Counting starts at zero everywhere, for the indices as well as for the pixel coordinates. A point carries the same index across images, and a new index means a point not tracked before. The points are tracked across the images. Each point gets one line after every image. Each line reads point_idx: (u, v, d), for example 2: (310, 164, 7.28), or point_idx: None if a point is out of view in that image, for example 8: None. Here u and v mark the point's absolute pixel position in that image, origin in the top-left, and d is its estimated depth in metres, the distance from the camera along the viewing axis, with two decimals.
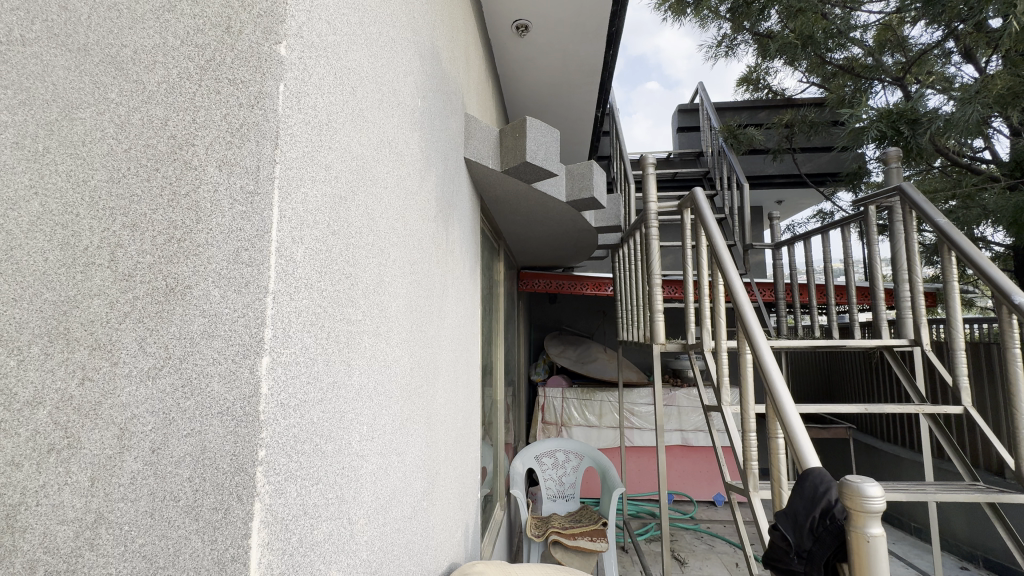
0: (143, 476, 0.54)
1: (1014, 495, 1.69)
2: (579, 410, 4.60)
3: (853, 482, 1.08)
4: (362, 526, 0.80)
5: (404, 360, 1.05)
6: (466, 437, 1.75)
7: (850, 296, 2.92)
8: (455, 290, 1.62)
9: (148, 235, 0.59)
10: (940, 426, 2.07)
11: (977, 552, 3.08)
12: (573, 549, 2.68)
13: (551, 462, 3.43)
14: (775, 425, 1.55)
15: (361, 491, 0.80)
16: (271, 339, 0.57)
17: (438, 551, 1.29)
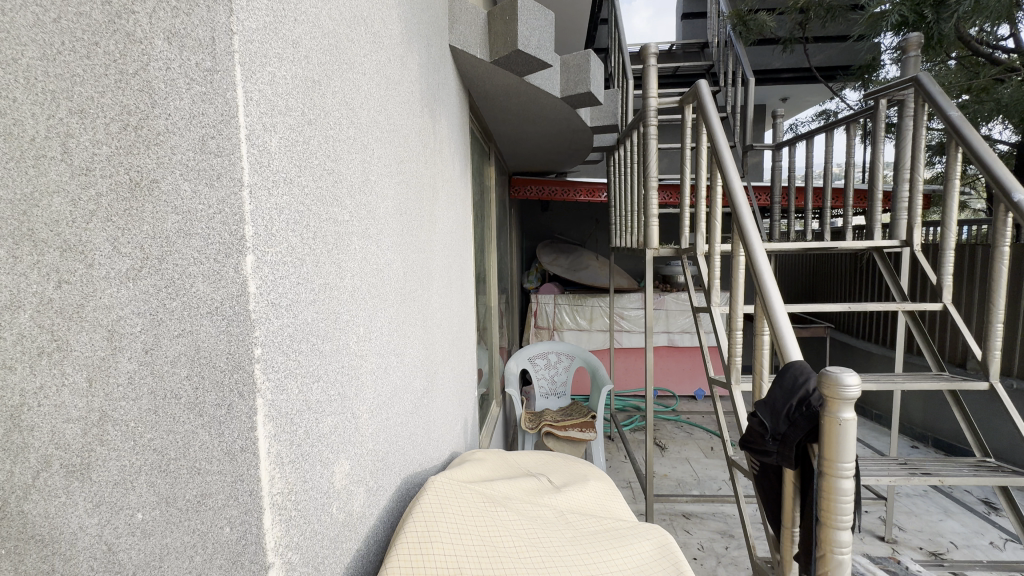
0: (140, 375, 0.54)
1: (976, 382, 1.81)
2: (570, 315, 4.74)
3: (832, 373, 1.13)
4: (367, 419, 0.84)
5: (397, 265, 1.03)
6: (462, 339, 1.80)
7: (846, 199, 2.88)
8: (446, 193, 1.55)
9: (100, 122, 0.53)
10: (917, 321, 2.15)
11: (929, 433, 3.41)
12: (564, 438, 2.90)
13: (545, 364, 3.60)
14: (761, 323, 1.60)
15: (362, 388, 0.82)
16: (253, 236, 0.54)
17: (440, 441, 1.38)
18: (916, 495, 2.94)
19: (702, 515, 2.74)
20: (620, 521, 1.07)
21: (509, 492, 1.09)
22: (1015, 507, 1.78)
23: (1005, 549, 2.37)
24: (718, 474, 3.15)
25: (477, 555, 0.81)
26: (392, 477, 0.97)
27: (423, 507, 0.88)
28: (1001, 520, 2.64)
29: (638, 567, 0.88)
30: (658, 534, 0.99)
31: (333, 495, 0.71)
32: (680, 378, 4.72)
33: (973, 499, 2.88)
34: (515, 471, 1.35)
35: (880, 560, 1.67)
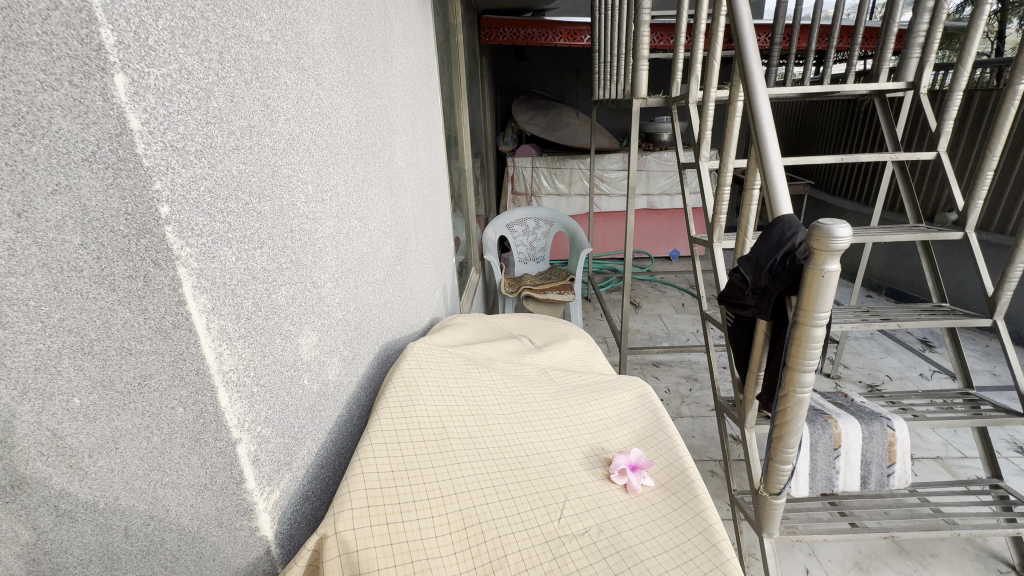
0: (22, 245, 0.42)
1: (951, 234, 1.82)
2: (549, 179, 4.55)
3: (824, 225, 1.07)
4: (331, 289, 0.76)
5: (347, 111, 0.86)
6: (435, 204, 1.67)
7: (855, 37, 2.58)
8: (401, 25, 1.28)
9: None
10: (905, 174, 2.09)
11: (885, 284, 3.63)
12: (543, 301, 3.00)
13: (523, 231, 3.54)
14: (754, 176, 1.50)
15: (321, 255, 0.73)
16: (118, 48, 0.38)
17: (419, 309, 1.35)
18: (863, 338, 3.21)
19: (670, 363, 2.97)
20: (600, 375, 1.10)
21: (493, 354, 1.09)
22: (957, 346, 1.91)
23: (933, 379, 2.66)
24: (687, 327, 3.35)
25: (461, 415, 0.81)
26: (369, 345, 0.93)
27: (404, 370, 0.86)
28: (934, 356, 2.94)
29: (618, 416, 0.91)
30: (639, 385, 1.01)
31: (303, 367, 0.66)
32: (657, 240, 4.77)
33: (913, 339, 3.17)
34: (497, 333, 1.36)
35: (829, 394, 1.85)
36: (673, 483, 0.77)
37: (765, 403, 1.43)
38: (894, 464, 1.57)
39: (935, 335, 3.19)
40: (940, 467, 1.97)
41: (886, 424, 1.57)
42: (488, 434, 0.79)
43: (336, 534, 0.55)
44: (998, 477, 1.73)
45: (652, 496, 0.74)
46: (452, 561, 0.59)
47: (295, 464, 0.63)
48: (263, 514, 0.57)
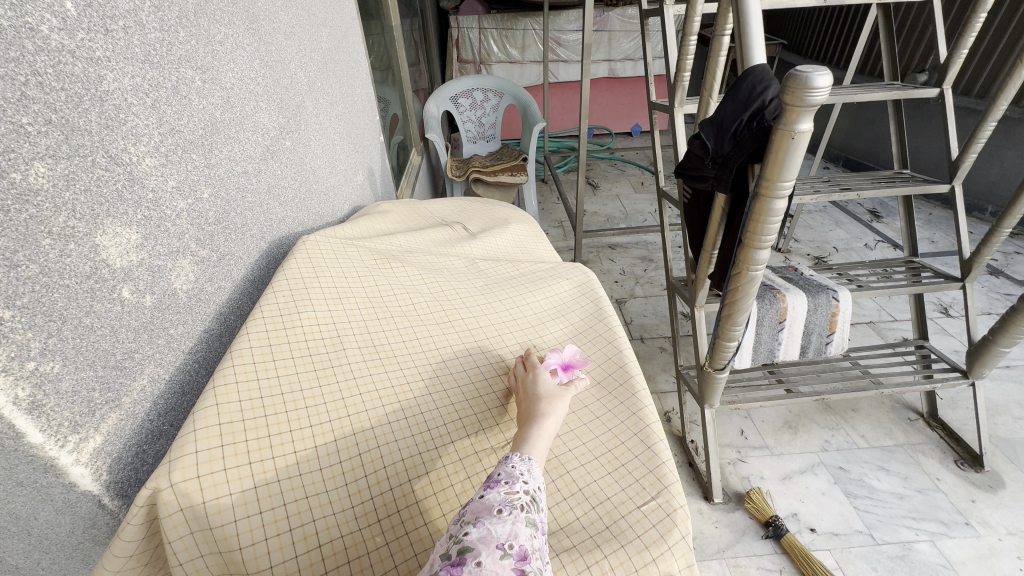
0: None
1: (925, 92, 1.66)
2: (499, 44, 3.99)
3: (801, 73, 0.89)
4: (155, 168, 0.55)
5: None
6: (345, 66, 1.36)
7: None
8: None
9: None
10: (888, 23, 1.86)
11: (843, 155, 3.58)
12: (494, 185, 2.78)
13: (470, 105, 3.15)
14: (725, 18, 1.24)
15: (123, 119, 0.51)
16: None
17: (331, 196, 1.15)
18: (816, 211, 3.21)
19: (627, 245, 2.91)
20: (539, 263, 0.97)
21: (414, 244, 0.93)
22: (909, 215, 1.88)
23: (876, 249, 2.73)
24: (644, 207, 3.25)
25: (363, 320, 0.67)
26: (249, 242, 0.75)
27: (292, 267, 0.69)
28: (880, 226, 2.98)
29: (553, 308, 0.80)
30: (581, 272, 0.89)
31: (115, 277, 0.49)
32: (618, 114, 4.44)
33: (862, 209, 3.20)
34: (426, 220, 1.18)
35: (780, 269, 1.82)
36: (610, 380, 0.68)
37: (716, 282, 1.37)
38: (833, 332, 1.61)
39: (883, 205, 3.22)
40: (871, 331, 2.08)
41: (831, 296, 1.56)
42: (396, 340, 0.67)
43: (172, 486, 0.43)
44: (923, 338, 1.83)
45: (586, 397, 0.66)
46: (342, 495, 0.50)
47: (127, 401, 0.49)
48: (76, 468, 0.44)
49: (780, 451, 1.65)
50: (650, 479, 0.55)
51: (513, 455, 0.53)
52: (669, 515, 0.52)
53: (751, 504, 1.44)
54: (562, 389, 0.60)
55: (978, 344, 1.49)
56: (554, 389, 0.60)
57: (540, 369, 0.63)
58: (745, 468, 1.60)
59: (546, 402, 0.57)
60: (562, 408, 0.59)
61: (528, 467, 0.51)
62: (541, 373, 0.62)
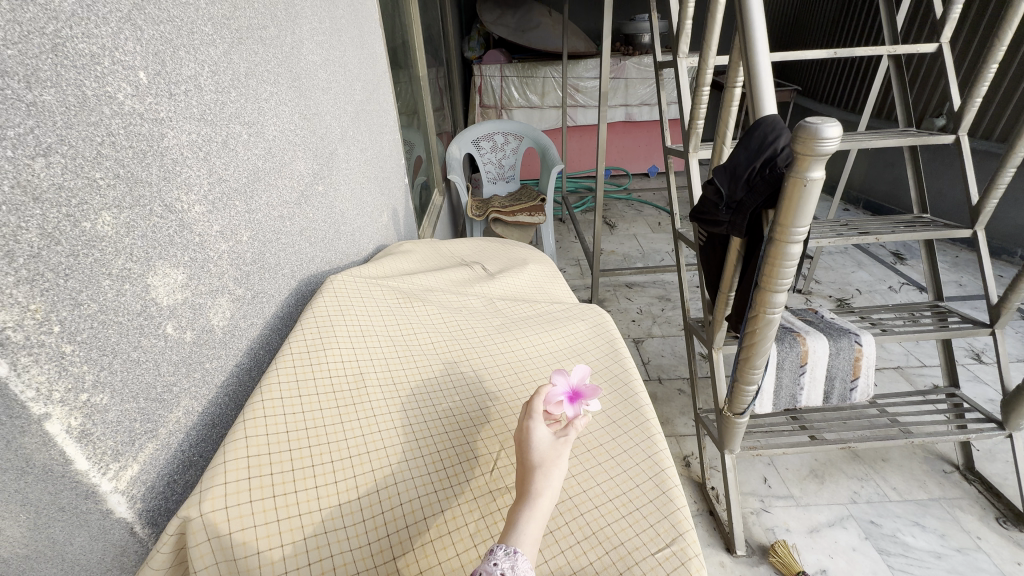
0: None
1: (941, 138, 1.67)
2: (519, 90, 4.18)
3: (811, 124, 0.92)
4: (203, 214, 0.61)
5: None
6: (375, 114, 1.45)
7: None
8: None
9: None
10: (901, 73, 1.90)
11: (863, 196, 3.58)
12: (513, 225, 2.84)
13: (491, 148, 3.28)
14: (735, 72, 1.30)
15: (178, 170, 0.56)
16: None
17: (357, 235, 1.20)
18: (837, 252, 3.19)
19: (644, 284, 2.92)
20: (555, 303, 0.99)
21: (435, 284, 0.97)
22: (931, 258, 1.86)
23: (900, 291, 2.68)
24: (662, 247, 3.27)
25: (384, 359, 0.70)
26: (282, 281, 0.80)
27: (319, 308, 0.72)
28: (904, 269, 2.94)
29: (570, 348, 0.81)
30: (597, 313, 0.91)
31: (162, 314, 0.53)
32: (635, 156, 4.54)
33: (886, 252, 3.16)
34: (447, 260, 1.22)
35: (799, 311, 1.80)
36: (625, 420, 0.68)
37: (733, 324, 1.36)
38: (857, 378, 1.56)
39: (907, 247, 3.18)
40: (899, 377, 2.02)
41: (854, 340, 1.53)
42: (414, 377, 0.69)
43: (202, 516, 0.45)
44: (954, 385, 1.77)
45: (602, 437, 0.66)
46: (359, 532, 0.51)
47: (162, 431, 0.52)
48: (113, 495, 0.46)
49: (806, 502, 1.59)
50: (665, 524, 0.55)
51: (498, 546, 0.47)
52: (685, 563, 0.52)
53: (776, 558, 1.38)
54: (557, 451, 0.54)
55: (1012, 393, 1.43)
56: (549, 453, 0.53)
57: (534, 422, 0.55)
58: (769, 518, 1.54)
59: (538, 477, 0.51)
60: (558, 475, 0.53)
61: (512, 564, 0.44)
62: (537, 431, 0.55)
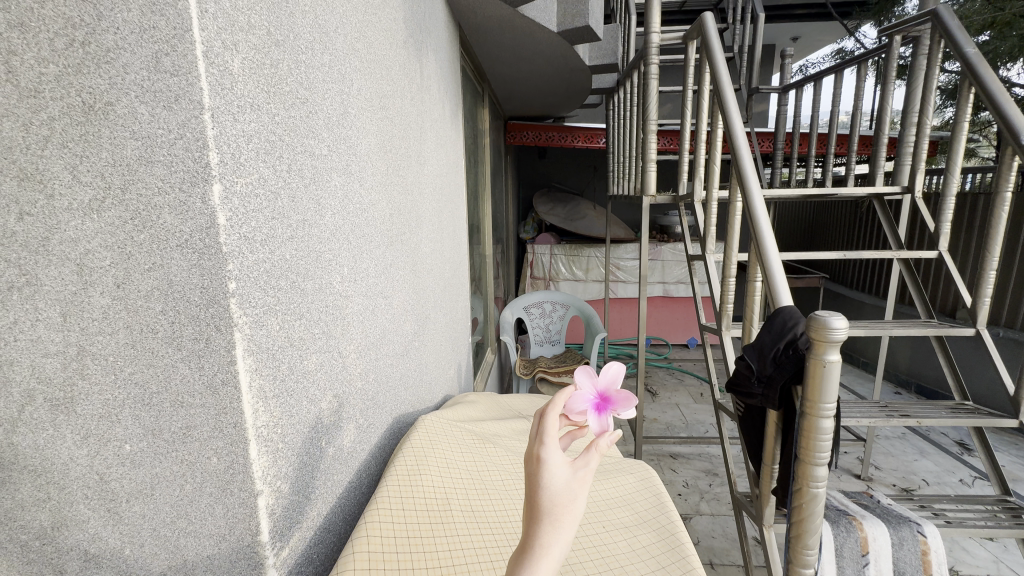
0: (114, 310, 0.54)
1: (963, 329, 1.81)
2: (566, 265, 4.73)
3: (820, 316, 1.12)
4: (355, 358, 0.85)
5: (382, 206, 0.99)
6: (455, 286, 1.80)
7: (851, 146, 2.76)
8: (436, 134, 1.48)
9: (41, 37, 0.48)
10: (912, 272, 2.15)
11: (913, 380, 3.55)
12: (557, 384, 3.00)
13: (541, 313, 3.63)
14: (755, 269, 1.57)
15: (349, 327, 0.82)
16: (219, 164, 0.51)
17: (433, 383, 1.42)
18: (894, 437, 3.06)
19: (689, 456, 2.87)
20: (607, 457, 1.11)
21: (501, 431, 1.13)
22: (988, 448, 1.82)
23: (975, 486, 2.49)
24: (706, 418, 3.27)
25: (465, 489, 0.84)
26: (385, 416, 0.99)
27: (413, 441, 0.90)
28: (972, 460, 2.76)
29: (622, 496, 0.91)
30: (643, 468, 1.02)
31: (322, 430, 0.72)
32: (674, 328, 4.80)
33: (949, 441, 3.01)
34: (507, 412, 1.39)
35: (854, 495, 1.76)
36: (673, 567, 0.76)
37: (781, 497, 1.37)
38: None
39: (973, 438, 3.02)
40: None
41: (916, 530, 1.47)
42: (490, 508, 0.82)
43: None
44: None
45: None
46: None
47: (305, 523, 0.68)
48: (271, 570, 0.60)
49: None
50: None
51: None
52: None
53: None
54: (572, 494, 0.46)
55: None
56: (562, 496, 0.45)
57: (549, 449, 0.47)
58: None
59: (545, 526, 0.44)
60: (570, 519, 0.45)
61: None
62: (550, 468, 0.46)
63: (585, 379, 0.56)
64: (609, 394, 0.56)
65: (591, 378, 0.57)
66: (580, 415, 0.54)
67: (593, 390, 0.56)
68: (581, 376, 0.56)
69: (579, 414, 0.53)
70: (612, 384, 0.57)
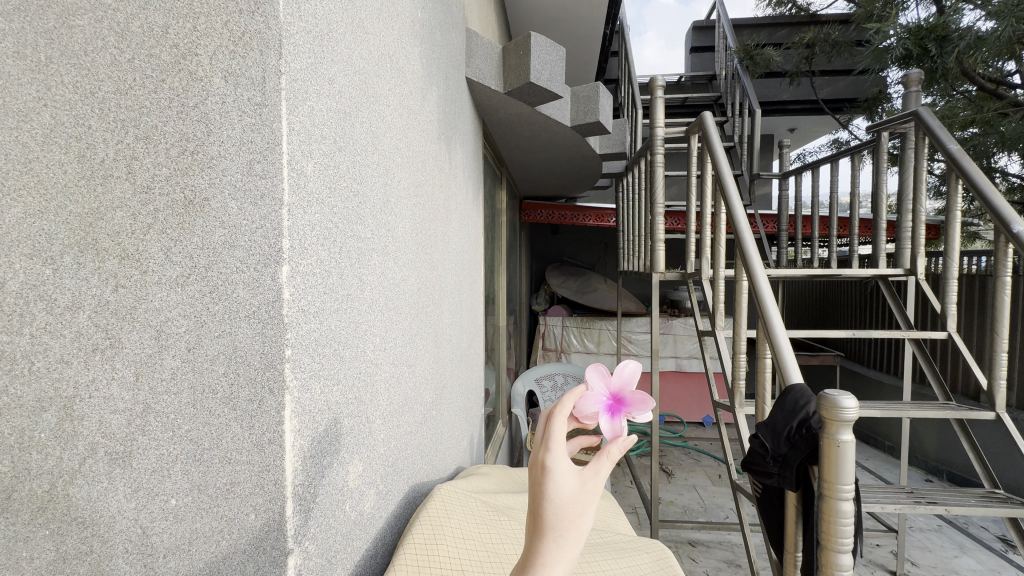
0: (182, 371, 0.60)
1: (981, 412, 1.79)
2: (578, 338, 4.77)
3: (829, 395, 1.15)
4: (380, 425, 0.89)
5: (411, 281, 1.08)
6: (471, 357, 1.85)
7: (851, 228, 2.88)
8: (459, 215, 1.62)
9: (161, 147, 0.60)
10: (924, 353, 2.16)
11: (943, 467, 3.39)
12: None
13: (552, 386, 3.57)
14: (763, 346, 1.61)
15: (376, 394, 0.88)
16: (289, 249, 0.60)
17: (447, 453, 1.43)
18: (928, 530, 2.87)
19: (709, 544, 2.71)
20: (621, 536, 1.10)
21: (515, 505, 1.13)
22: None
23: None
24: (725, 502, 3.11)
25: (480, 561, 0.85)
26: (402, 484, 1.01)
27: (430, 510, 0.91)
28: (1016, 558, 2.57)
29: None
30: (658, 548, 1.01)
31: (348, 493, 0.76)
32: (688, 405, 4.70)
33: (989, 535, 2.81)
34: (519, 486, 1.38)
35: None
36: None
37: None
38: None
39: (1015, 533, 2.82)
40: None
41: None
42: None
43: None
44: None
45: None
46: None
47: None
48: None
49: None
50: None
51: None
52: None
53: None
54: (577, 508, 0.48)
55: None
56: (569, 507, 0.48)
57: (553, 461, 0.49)
58: None
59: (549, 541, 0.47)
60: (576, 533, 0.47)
61: None
62: (558, 477, 0.49)
63: (597, 380, 0.56)
64: (622, 396, 0.57)
65: (604, 378, 0.58)
66: (590, 417, 0.55)
67: (605, 391, 0.57)
68: (593, 377, 0.57)
69: (590, 417, 0.55)
70: (625, 385, 0.58)
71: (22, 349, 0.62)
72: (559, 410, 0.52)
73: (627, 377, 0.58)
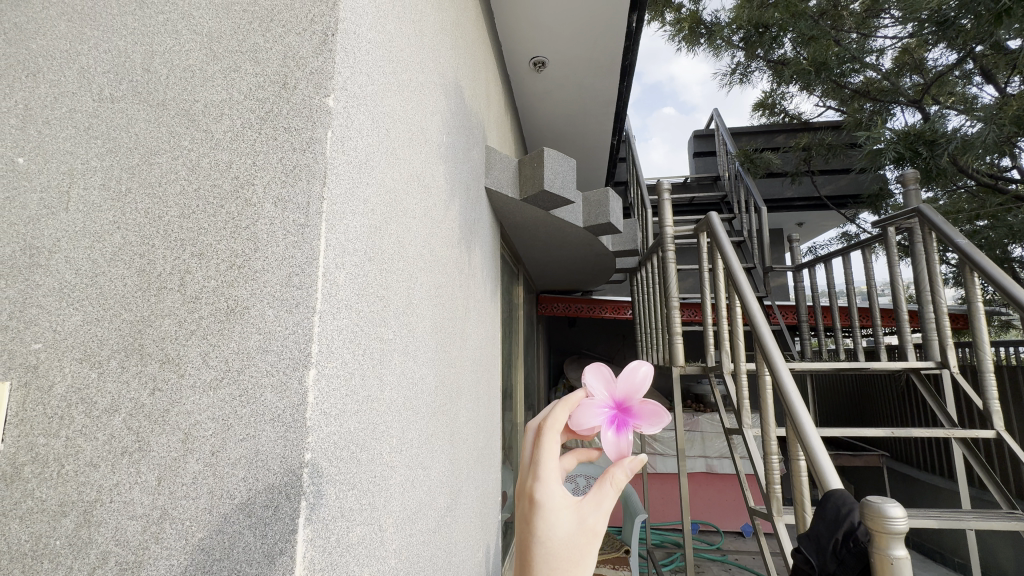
0: (203, 475, 0.62)
1: None
2: None
3: (874, 503, 0.97)
4: (392, 534, 0.86)
5: (429, 379, 1.09)
6: (487, 456, 1.79)
7: (874, 319, 2.83)
8: (477, 313, 1.68)
9: (212, 263, 0.67)
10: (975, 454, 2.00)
11: None
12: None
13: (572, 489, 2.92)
14: (795, 446, 1.53)
15: (390, 499, 0.85)
16: (317, 353, 0.64)
17: (461, 567, 1.33)
18: None
19: None
20: None
21: None
22: None
23: None
24: None
25: None
26: None
27: None
28: None
29: None
30: None
31: None
32: (724, 512, 4.31)
33: None
34: None
35: None
36: None
37: None
38: None
39: None
40: None
41: None
42: None
43: None
44: None
45: None
46: None
47: None
48: None
49: None
50: None
51: None
52: None
53: None
54: (573, 548, 0.44)
55: None
56: (566, 546, 0.44)
57: (545, 495, 0.46)
58: None
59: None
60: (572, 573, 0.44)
61: None
62: (553, 514, 0.45)
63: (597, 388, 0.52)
64: (628, 405, 0.52)
65: (606, 383, 0.53)
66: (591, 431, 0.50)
67: (607, 400, 0.52)
68: (593, 382, 0.53)
69: (590, 431, 0.50)
70: (631, 393, 0.52)
71: (54, 451, 0.65)
72: (549, 432, 0.48)
73: (636, 382, 0.53)
